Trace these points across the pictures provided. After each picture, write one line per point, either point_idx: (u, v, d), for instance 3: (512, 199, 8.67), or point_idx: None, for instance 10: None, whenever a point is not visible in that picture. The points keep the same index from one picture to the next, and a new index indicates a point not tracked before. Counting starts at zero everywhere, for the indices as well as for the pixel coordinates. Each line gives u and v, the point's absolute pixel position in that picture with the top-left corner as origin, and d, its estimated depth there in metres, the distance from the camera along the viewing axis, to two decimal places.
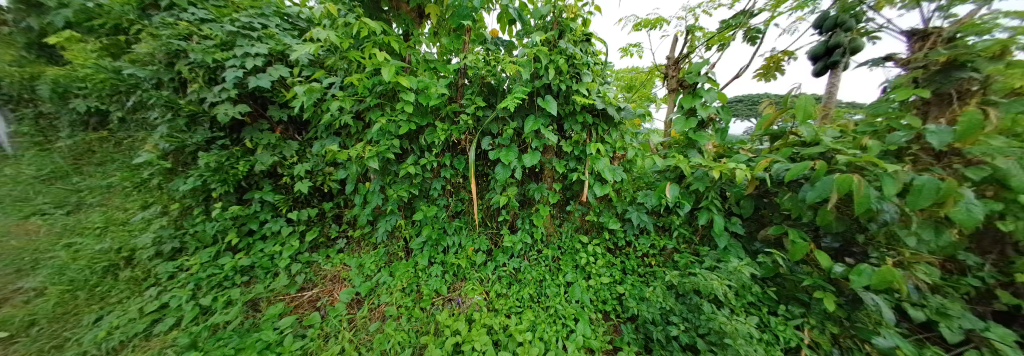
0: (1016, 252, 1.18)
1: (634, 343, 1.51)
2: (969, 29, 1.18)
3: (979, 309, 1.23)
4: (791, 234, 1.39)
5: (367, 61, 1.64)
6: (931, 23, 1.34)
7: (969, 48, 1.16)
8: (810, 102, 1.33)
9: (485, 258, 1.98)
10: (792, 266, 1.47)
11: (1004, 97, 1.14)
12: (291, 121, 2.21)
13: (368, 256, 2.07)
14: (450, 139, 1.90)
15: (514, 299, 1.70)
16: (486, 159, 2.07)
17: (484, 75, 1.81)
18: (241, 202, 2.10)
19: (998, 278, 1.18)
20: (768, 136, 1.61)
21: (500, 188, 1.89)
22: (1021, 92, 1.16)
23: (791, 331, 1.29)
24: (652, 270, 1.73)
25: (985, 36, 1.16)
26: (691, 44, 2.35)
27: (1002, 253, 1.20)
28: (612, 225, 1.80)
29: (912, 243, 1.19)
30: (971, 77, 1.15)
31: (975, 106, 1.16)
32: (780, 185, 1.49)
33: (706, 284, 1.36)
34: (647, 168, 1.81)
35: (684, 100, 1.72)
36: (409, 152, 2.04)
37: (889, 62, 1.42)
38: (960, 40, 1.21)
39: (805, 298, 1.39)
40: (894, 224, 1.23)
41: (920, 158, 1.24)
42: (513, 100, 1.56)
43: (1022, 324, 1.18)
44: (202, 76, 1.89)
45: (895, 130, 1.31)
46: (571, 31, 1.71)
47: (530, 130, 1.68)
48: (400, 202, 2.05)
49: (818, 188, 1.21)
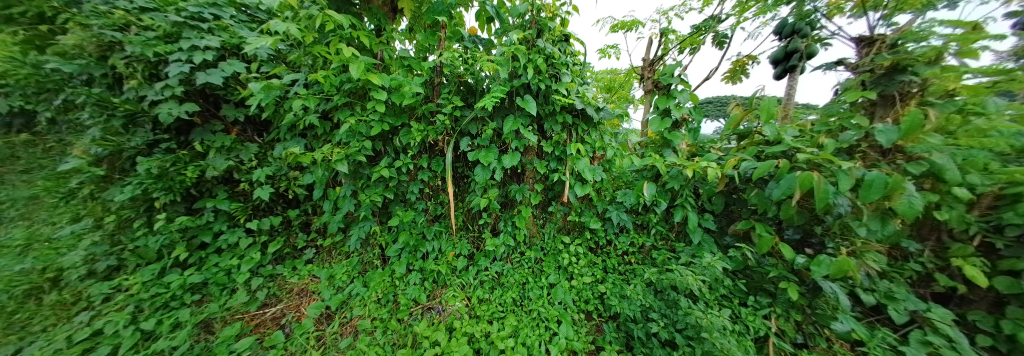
0: (949, 239, 1.32)
1: (615, 341, 1.53)
2: (908, 36, 1.32)
3: (920, 292, 1.37)
4: (758, 228, 1.47)
5: (333, 56, 1.53)
6: (876, 31, 1.49)
7: (909, 54, 1.29)
8: (773, 103, 1.44)
9: (467, 263, 1.92)
10: (759, 259, 1.55)
11: (937, 98, 1.29)
12: (249, 121, 2.02)
13: (340, 266, 1.95)
14: (426, 139, 1.83)
15: (496, 303, 1.67)
16: (466, 160, 2.03)
17: (461, 73, 1.76)
18: (191, 212, 1.88)
19: (934, 263, 1.31)
20: (736, 135, 1.70)
21: (480, 190, 1.85)
22: (952, 94, 1.27)
23: (760, 320, 1.36)
24: (632, 268, 1.75)
25: (921, 43, 1.29)
26: (665, 47, 2.45)
27: (939, 240, 1.33)
28: (594, 224, 1.80)
29: (862, 233, 1.30)
30: (911, 80, 1.28)
31: (915, 106, 1.29)
32: (747, 182, 1.57)
33: (683, 280, 1.39)
34: (626, 167, 1.84)
35: (659, 101, 1.78)
36: (382, 154, 1.95)
37: (840, 66, 1.55)
38: (900, 46, 1.33)
39: (772, 289, 1.47)
40: (847, 216, 1.33)
41: (868, 155, 1.36)
42: (491, 100, 1.52)
43: (954, 303, 1.32)
44: (142, 71, 1.67)
45: (846, 129, 1.43)
46: (550, 30, 1.71)
47: (509, 130, 1.66)
48: (374, 206, 1.94)
49: (782, 186, 1.30)
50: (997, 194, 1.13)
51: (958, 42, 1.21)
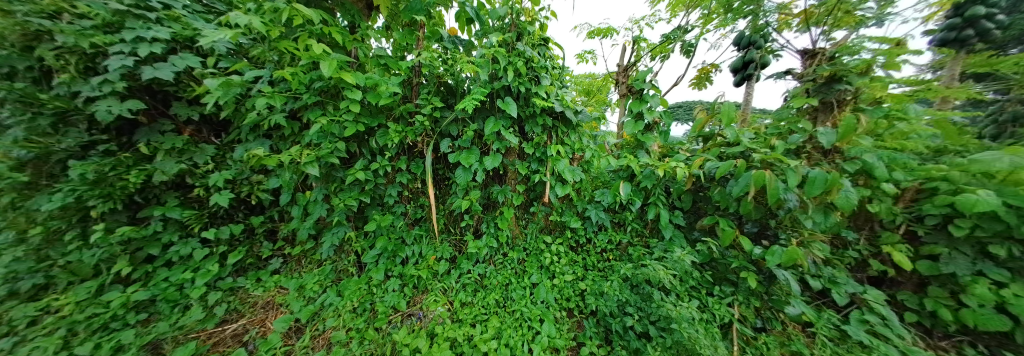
0: (879, 227, 1.51)
1: (595, 336, 1.58)
2: (844, 50, 1.50)
3: (858, 276, 1.56)
4: (722, 222, 1.60)
5: (301, 53, 1.44)
6: (818, 45, 1.68)
7: (844, 66, 1.48)
8: (732, 109, 1.59)
9: (448, 266, 1.89)
10: (723, 251, 1.68)
11: (869, 105, 1.50)
12: (203, 120, 1.84)
13: (311, 275, 1.84)
14: (404, 141, 1.78)
15: (479, 306, 1.66)
16: (446, 162, 2.00)
17: (441, 74, 1.74)
18: (135, 221, 1.68)
19: (868, 250, 1.50)
20: (701, 137, 1.84)
21: (462, 192, 1.83)
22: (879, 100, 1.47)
23: (724, 308, 1.48)
24: (610, 264, 1.82)
25: (854, 56, 1.48)
26: (638, 53, 2.59)
27: (872, 229, 1.53)
28: (574, 223, 1.86)
29: (808, 225, 1.46)
30: (846, 89, 1.47)
31: (850, 112, 1.49)
32: (712, 180, 1.70)
33: (658, 274, 1.48)
34: (603, 168, 1.92)
35: (632, 105, 1.88)
36: (358, 156, 1.87)
37: (788, 75, 1.73)
38: (837, 59, 1.51)
39: (734, 278, 1.60)
40: (796, 210, 1.48)
41: (813, 155, 1.52)
42: (471, 101, 1.52)
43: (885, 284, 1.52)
44: (76, 63, 1.46)
45: (794, 132, 1.60)
46: (529, 34, 1.74)
47: (490, 131, 1.66)
48: (348, 211, 1.85)
49: (740, 183, 1.43)
50: (914, 189, 1.39)
51: (884, 55, 1.41)
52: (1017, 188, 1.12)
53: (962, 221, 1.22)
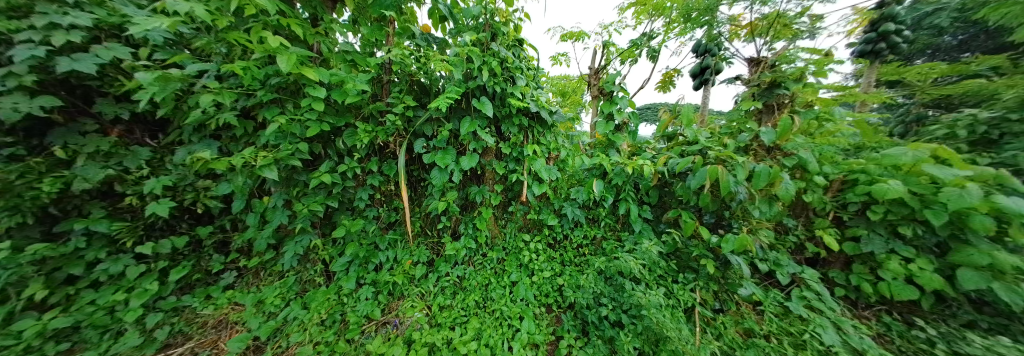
0: (812, 215, 1.74)
1: (573, 329, 1.64)
2: (783, 59, 1.70)
3: (797, 258, 1.78)
4: (684, 214, 1.74)
5: (253, 45, 1.31)
6: (762, 54, 1.89)
7: (782, 73, 1.69)
8: (692, 110, 1.78)
9: (425, 270, 1.85)
10: (686, 241, 1.82)
11: (803, 107, 1.73)
12: (135, 119, 1.60)
13: (272, 288, 1.69)
14: (375, 141, 1.70)
15: (458, 308, 1.65)
16: (421, 163, 1.95)
17: (413, 72, 1.68)
18: (49, 237, 1.42)
19: (803, 235, 1.72)
20: (665, 137, 1.98)
21: (438, 193, 1.80)
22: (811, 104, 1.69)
23: (687, 294, 1.61)
24: (585, 259, 1.89)
25: (791, 64, 1.69)
26: (608, 57, 2.72)
27: (807, 216, 1.75)
28: (551, 221, 1.91)
29: (755, 215, 1.63)
30: (784, 93, 1.68)
31: (788, 113, 1.70)
32: (675, 176, 1.84)
33: (629, 266, 1.57)
34: (578, 166, 1.99)
35: (603, 106, 1.97)
36: (323, 158, 1.75)
37: (737, 81, 1.92)
38: (777, 67, 1.71)
39: (695, 266, 1.75)
40: (745, 201, 1.66)
41: (759, 152, 1.70)
42: (446, 101, 1.48)
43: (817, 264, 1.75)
44: None
45: (742, 132, 1.78)
46: (503, 34, 1.74)
47: (466, 131, 1.65)
48: (313, 216, 1.72)
49: (697, 177, 1.56)
50: (840, 180, 1.63)
51: (814, 64, 1.63)
52: (918, 178, 1.41)
53: (877, 207, 1.50)
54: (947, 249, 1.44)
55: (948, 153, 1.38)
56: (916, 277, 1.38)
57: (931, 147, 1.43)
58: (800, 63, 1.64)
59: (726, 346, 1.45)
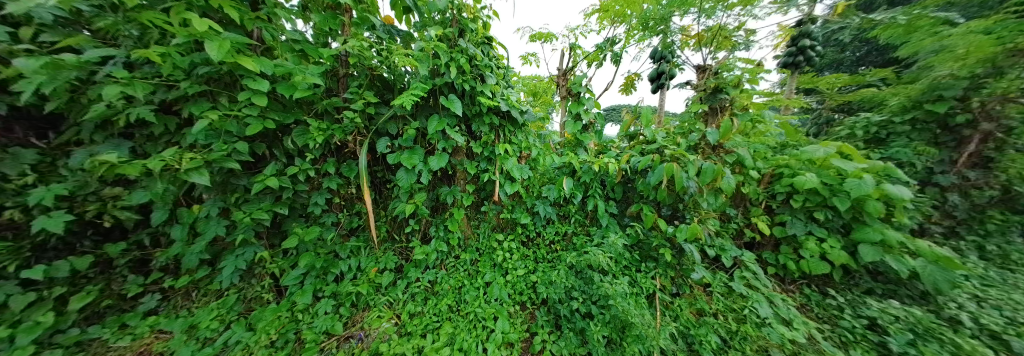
0: (748, 205, 1.99)
1: (546, 324, 1.66)
2: (724, 67, 1.91)
3: (737, 243, 2.02)
4: (645, 208, 1.88)
5: (172, 27, 1.11)
6: (707, 62, 2.11)
7: (723, 80, 1.89)
8: (650, 111, 1.89)
9: (393, 277, 1.75)
10: (647, 232, 1.96)
11: (740, 110, 1.96)
12: (16, 114, 1.25)
13: (206, 310, 1.46)
14: (330, 140, 1.55)
15: (429, 314, 1.59)
16: (385, 163, 1.84)
17: (374, 66, 1.56)
18: None
19: (742, 222, 1.96)
20: (628, 136, 2.11)
21: (405, 195, 1.70)
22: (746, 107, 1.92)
23: (649, 281, 1.73)
24: (557, 254, 1.92)
25: (730, 72, 1.90)
26: (575, 59, 2.81)
27: (745, 206, 1.99)
28: (524, 219, 1.93)
29: (704, 206, 1.82)
30: (725, 98, 1.88)
31: (728, 116, 1.91)
32: (636, 173, 1.96)
33: (598, 259, 1.64)
34: (549, 165, 2.03)
35: (571, 106, 2.04)
36: (268, 159, 1.56)
37: (688, 85, 2.12)
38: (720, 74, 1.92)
39: (655, 255, 1.89)
40: (696, 195, 1.83)
41: (706, 150, 1.89)
42: (411, 97, 1.40)
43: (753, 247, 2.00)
44: None
45: (692, 132, 1.97)
46: (472, 31, 1.70)
47: (434, 130, 1.58)
48: (259, 226, 1.52)
49: (656, 174, 1.69)
50: (770, 174, 1.89)
51: (749, 72, 1.85)
52: (828, 171, 1.69)
53: (798, 196, 1.76)
54: (850, 229, 1.74)
55: (849, 149, 1.66)
56: (829, 254, 1.66)
57: (837, 144, 1.71)
58: (737, 71, 1.86)
59: (682, 326, 1.59)
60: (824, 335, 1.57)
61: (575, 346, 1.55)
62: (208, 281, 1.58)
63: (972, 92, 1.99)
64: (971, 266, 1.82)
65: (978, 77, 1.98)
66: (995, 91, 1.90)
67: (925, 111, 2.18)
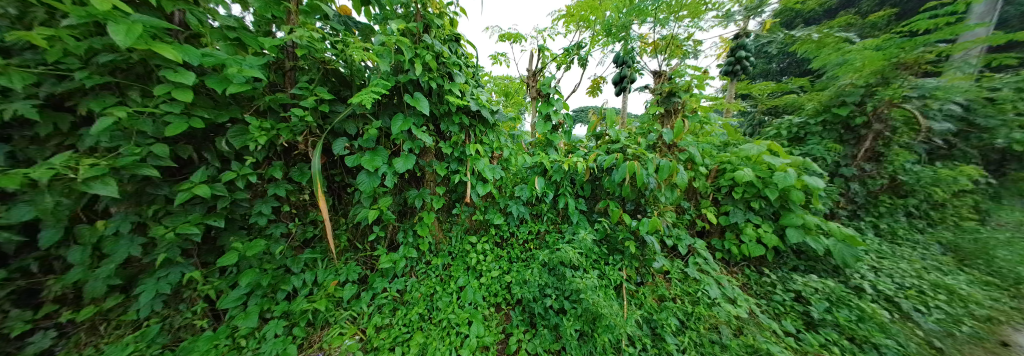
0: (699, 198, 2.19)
1: (521, 323, 1.65)
2: (677, 73, 2.07)
3: (691, 232, 2.22)
4: (611, 204, 1.97)
5: (62, 5, 0.90)
6: (661, 69, 2.30)
7: (676, 85, 2.07)
8: (614, 113, 1.99)
9: (356, 289, 1.62)
10: (614, 227, 2.07)
11: (691, 112, 2.16)
12: None
13: (115, 347, 1.20)
14: (276, 141, 1.37)
15: (398, 326, 1.50)
16: (344, 166, 1.69)
17: (327, 59, 1.42)
18: None
19: (695, 213, 2.15)
20: (595, 136, 2.20)
21: (367, 200, 1.57)
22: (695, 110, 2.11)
23: (616, 273, 1.82)
24: (531, 253, 1.93)
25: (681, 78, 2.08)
26: (544, 61, 2.87)
27: (696, 199, 2.19)
28: (497, 220, 1.91)
29: (662, 200, 1.97)
30: (677, 101, 2.06)
31: (680, 118, 2.09)
32: (603, 171, 2.05)
33: (569, 255, 1.68)
34: (520, 165, 2.04)
35: (541, 107, 2.07)
36: (197, 164, 1.33)
37: (646, 89, 2.27)
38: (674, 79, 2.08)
39: (622, 248, 1.98)
40: (656, 190, 1.97)
41: (663, 149, 2.04)
42: (370, 95, 1.29)
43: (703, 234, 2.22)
44: None
45: (650, 133, 2.12)
46: (438, 27, 1.63)
47: (398, 130, 1.48)
48: (187, 242, 1.29)
49: (620, 171, 1.79)
50: (716, 169, 2.09)
51: (698, 79, 2.04)
52: (761, 166, 1.93)
53: (738, 189, 1.98)
54: (779, 215, 2.01)
55: (776, 147, 1.92)
56: (763, 238, 1.90)
57: (767, 143, 1.96)
58: (688, 77, 2.05)
59: (646, 313, 1.69)
60: (761, 309, 1.79)
61: (550, 342, 1.55)
62: (123, 311, 1.29)
63: (867, 98, 2.42)
64: (870, 243, 2.27)
65: (872, 86, 2.39)
66: (884, 98, 2.32)
67: (832, 114, 2.60)
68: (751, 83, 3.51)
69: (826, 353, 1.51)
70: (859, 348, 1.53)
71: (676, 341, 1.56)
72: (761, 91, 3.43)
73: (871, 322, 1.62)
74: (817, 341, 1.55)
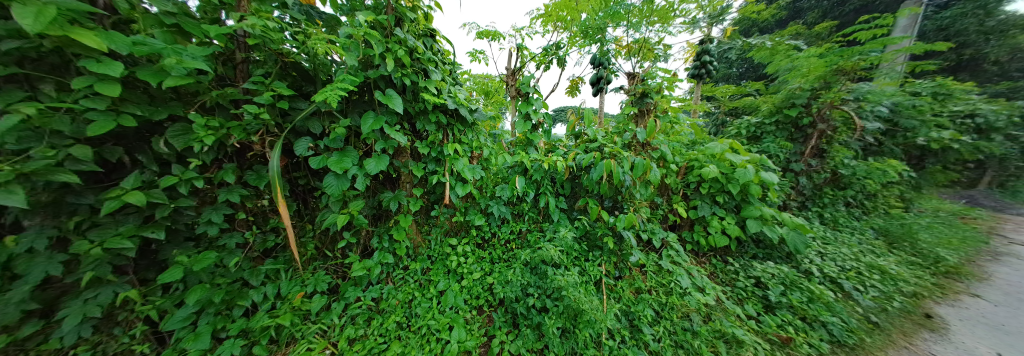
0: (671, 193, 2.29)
1: (504, 325, 1.62)
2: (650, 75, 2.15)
3: (665, 227, 2.32)
4: (590, 202, 2.00)
5: None
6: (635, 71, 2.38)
7: (649, 86, 2.14)
8: (591, 113, 2.02)
9: (325, 300, 1.51)
10: (593, 224, 2.11)
11: (662, 113, 2.25)
12: None
13: None
14: (226, 141, 1.23)
15: (373, 336, 1.42)
16: (310, 168, 1.56)
17: (287, 52, 1.29)
18: None
19: (669, 209, 2.24)
20: (574, 135, 2.23)
21: (336, 204, 1.46)
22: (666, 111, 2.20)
23: (596, 269, 1.84)
24: (512, 253, 1.91)
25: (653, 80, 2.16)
26: (523, 60, 2.86)
27: (669, 195, 2.29)
28: (478, 221, 1.87)
29: (637, 197, 2.03)
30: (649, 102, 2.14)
31: (652, 118, 2.17)
32: (582, 170, 2.08)
33: (550, 254, 1.68)
34: (500, 164, 2.01)
35: (521, 106, 2.05)
36: (132, 168, 1.15)
37: (620, 90, 2.34)
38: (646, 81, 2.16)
39: (600, 244, 2.02)
40: (632, 188, 2.03)
41: (638, 147, 2.11)
42: (336, 91, 1.19)
43: (675, 228, 2.33)
44: None
45: (625, 132, 2.18)
46: (411, 21, 1.55)
47: (369, 129, 1.39)
48: (119, 258, 1.12)
49: (598, 170, 1.82)
50: (685, 166, 2.20)
51: (669, 80, 2.13)
52: (724, 163, 2.06)
53: (706, 184, 2.09)
54: (740, 208, 2.16)
55: (737, 145, 2.06)
56: (727, 230, 2.03)
57: (729, 141, 2.09)
58: (659, 79, 2.14)
59: (624, 305, 1.73)
60: (727, 295, 1.92)
61: (532, 342, 1.53)
62: (44, 339, 1.07)
63: (813, 100, 2.67)
64: (817, 230, 2.51)
65: (816, 89, 2.64)
66: (826, 100, 2.58)
67: (784, 115, 2.85)
68: (714, 86, 3.75)
69: (783, 332, 1.64)
70: (810, 326, 1.69)
71: (652, 331, 1.61)
72: (724, 92, 3.68)
73: (819, 302, 1.79)
74: (774, 322, 1.68)
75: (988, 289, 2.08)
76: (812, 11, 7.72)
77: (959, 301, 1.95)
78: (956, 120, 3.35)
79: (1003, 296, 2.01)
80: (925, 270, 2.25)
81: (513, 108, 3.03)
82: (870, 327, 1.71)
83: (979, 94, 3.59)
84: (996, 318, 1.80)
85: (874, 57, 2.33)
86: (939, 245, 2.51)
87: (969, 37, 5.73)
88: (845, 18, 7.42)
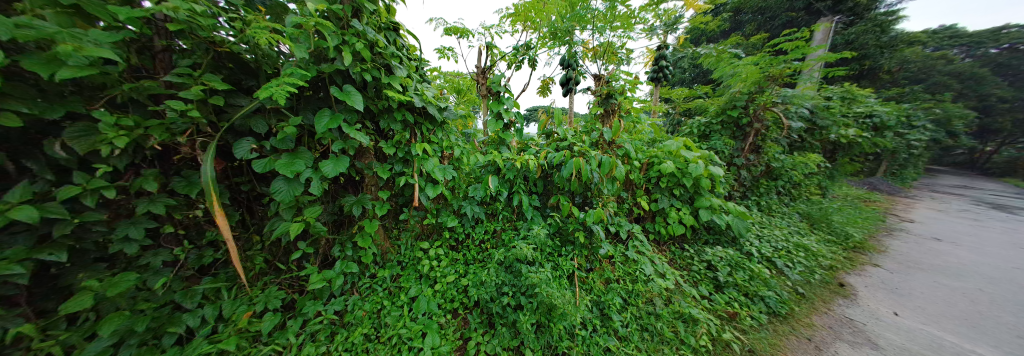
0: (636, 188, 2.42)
1: (479, 326, 1.59)
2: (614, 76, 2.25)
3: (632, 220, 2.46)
4: (561, 198, 2.05)
5: None
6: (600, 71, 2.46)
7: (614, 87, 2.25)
8: (561, 112, 2.07)
9: (279, 318, 1.37)
10: (564, 219, 2.16)
11: (625, 113, 2.38)
12: None
13: None
14: (145, 143, 1.05)
15: (337, 352, 1.32)
16: (254, 172, 1.40)
17: (222, 41, 1.13)
18: None
19: (635, 203, 2.37)
20: (545, 134, 2.26)
21: (287, 212, 1.32)
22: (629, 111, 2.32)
23: (569, 263, 1.88)
24: (487, 253, 1.89)
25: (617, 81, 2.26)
26: (493, 58, 2.84)
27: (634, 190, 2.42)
28: (451, 222, 1.82)
29: (605, 192, 2.12)
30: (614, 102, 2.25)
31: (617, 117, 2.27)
32: (553, 168, 2.11)
33: (524, 252, 1.69)
34: (472, 164, 1.97)
35: (492, 105, 2.03)
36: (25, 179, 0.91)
37: (588, 91, 2.42)
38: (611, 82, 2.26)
39: (573, 239, 2.07)
40: (600, 184, 2.10)
41: (605, 145, 2.19)
42: (282, 86, 1.07)
43: (639, 220, 2.49)
44: None
45: (593, 131, 2.26)
46: (371, 13, 1.45)
47: (324, 127, 1.27)
48: (5, 286, 0.90)
49: (568, 167, 1.87)
50: (647, 162, 2.33)
51: (631, 82, 2.25)
52: (681, 159, 2.23)
53: (666, 179, 2.24)
54: (694, 199, 2.36)
55: (690, 143, 2.23)
56: (683, 220, 2.21)
57: (684, 139, 2.26)
58: (622, 81, 2.26)
59: (595, 296, 1.79)
60: (685, 278, 2.08)
61: (508, 340, 1.52)
62: None
63: (751, 101, 3.00)
64: (756, 216, 2.83)
65: (752, 93, 2.97)
66: (761, 103, 2.92)
67: (727, 115, 3.18)
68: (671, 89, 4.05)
69: (730, 308, 1.83)
70: (751, 300, 1.91)
71: (620, 317, 1.69)
72: (679, 94, 3.99)
73: (758, 278, 2.02)
74: (723, 300, 1.87)
75: (884, 259, 2.51)
76: (749, 24, 8.72)
77: (864, 270, 2.33)
78: (858, 120, 3.99)
79: (895, 264, 2.43)
80: (838, 246, 2.65)
81: (485, 108, 3.00)
82: (798, 297, 1.97)
83: (875, 98, 4.29)
84: (891, 283, 2.17)
85: (796, 65, 2.69)
86: (847, 225, 2.97)
87: (869, 51, 7.05)
88: (774, 31, 8.45)
